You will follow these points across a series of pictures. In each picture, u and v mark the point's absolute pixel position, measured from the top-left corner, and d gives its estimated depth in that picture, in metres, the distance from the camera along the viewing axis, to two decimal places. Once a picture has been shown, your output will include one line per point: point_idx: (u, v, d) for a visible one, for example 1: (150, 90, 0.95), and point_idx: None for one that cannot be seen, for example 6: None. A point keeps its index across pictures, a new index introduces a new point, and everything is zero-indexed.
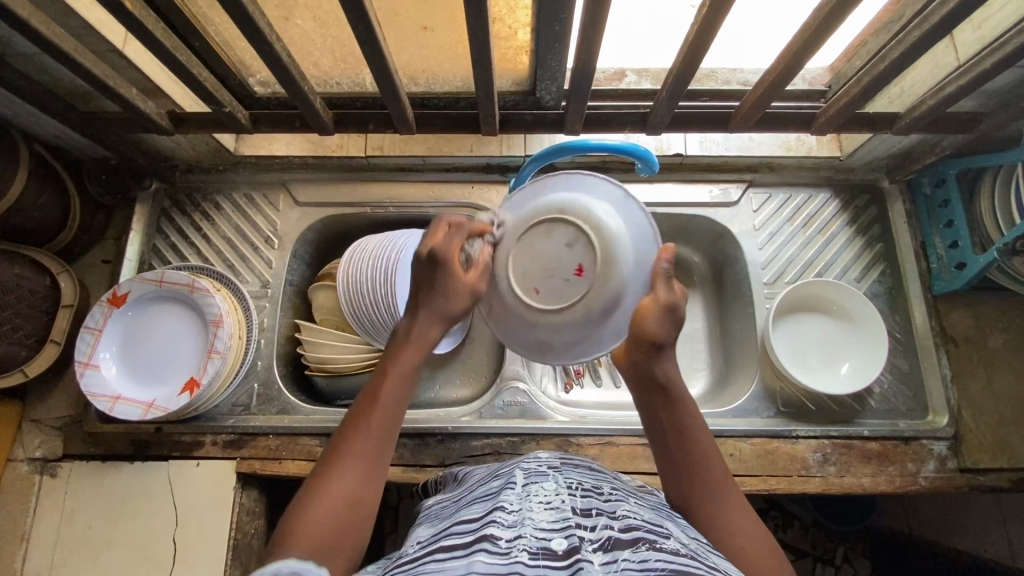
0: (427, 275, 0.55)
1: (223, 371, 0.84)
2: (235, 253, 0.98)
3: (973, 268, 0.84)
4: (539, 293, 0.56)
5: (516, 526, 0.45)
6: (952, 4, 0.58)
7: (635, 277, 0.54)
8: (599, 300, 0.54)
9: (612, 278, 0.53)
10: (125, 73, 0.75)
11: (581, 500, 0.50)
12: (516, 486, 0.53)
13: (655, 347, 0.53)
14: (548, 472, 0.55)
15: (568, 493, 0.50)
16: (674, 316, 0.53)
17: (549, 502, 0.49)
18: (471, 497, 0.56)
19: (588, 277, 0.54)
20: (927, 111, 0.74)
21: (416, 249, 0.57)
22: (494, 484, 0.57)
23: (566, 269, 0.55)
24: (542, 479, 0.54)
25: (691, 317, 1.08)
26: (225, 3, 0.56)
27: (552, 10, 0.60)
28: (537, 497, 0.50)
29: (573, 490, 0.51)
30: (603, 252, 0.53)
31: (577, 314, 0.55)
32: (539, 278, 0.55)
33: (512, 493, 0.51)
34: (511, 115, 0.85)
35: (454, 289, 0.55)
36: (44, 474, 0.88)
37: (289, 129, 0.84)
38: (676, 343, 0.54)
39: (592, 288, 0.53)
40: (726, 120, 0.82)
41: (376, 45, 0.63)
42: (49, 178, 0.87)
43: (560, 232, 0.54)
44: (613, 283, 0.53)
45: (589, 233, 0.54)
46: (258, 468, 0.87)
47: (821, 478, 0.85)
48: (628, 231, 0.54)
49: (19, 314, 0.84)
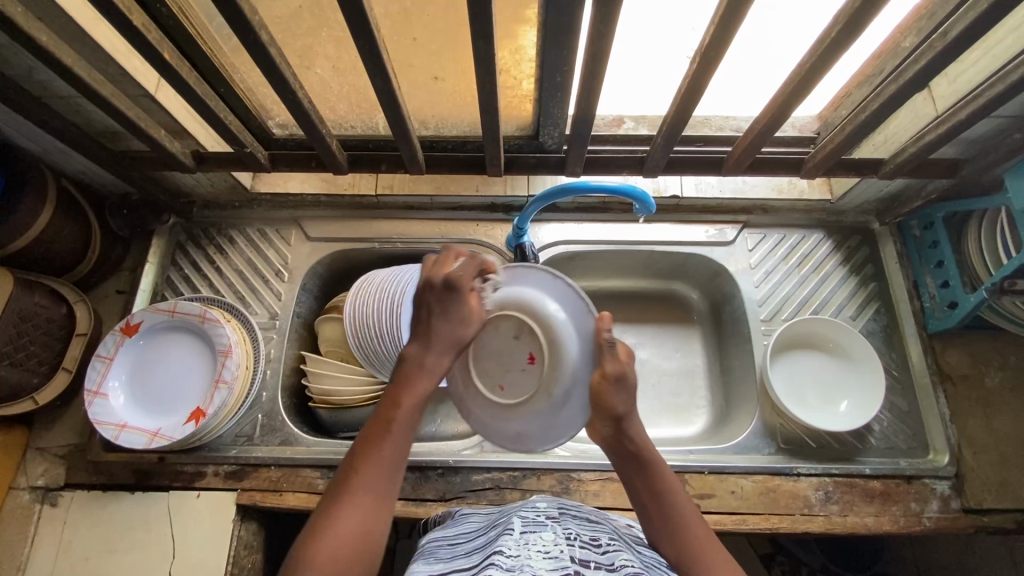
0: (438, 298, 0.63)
1: (229, 402, 0.85)
2: (245, 285, 1.01)
3: (964, 307, 0.87)
4: (503, 386, 0.72)
5: (515, 570, 0.46)
6: (924, 61, 0.62)
7: (581, 353, 0.68)
8: (552, 386, 0.68)
9: (557, 357, 0.68)
10: (154, 116, 0.80)
11: (580, 550, 0.51)
12: (514, 533, 0.54)
13: (615, 418, 0.62)
14: (546, 524, 0.57)
15: (567, 543, 0.52)
16: (622, 388, 0.62)
17: (547, 551, 0.50)
18: (469, 544, 0.58)
19: (538, 361, 0.70)
20: (909, 157, 0.78)
21: (428, 276, 0.64)
22: (493, 532, 0.59)
23: (520, 359, 0.71)
24: (540, 530, 0.55)
25: (691, 354, 1.09)
26: (256, 56, 0.61)
27: (554, 63, 0.65)
28: (535, 545, 0.51)
29: (572, 541, 0.53)
30: (545, 336, 0.69)
31: (540, 401, 0.70)
32: (501, 374, 0.72)
33: (511, 540, 0.52)
34: (515, 158, 0.90)
35: (465, 319, 0.64)
36: (45, 503, 0.88)
37: (305, 168, 0.89)
38: (631, 413, 0.63)
39: (543, 370, 0.69)
40: (719, 163, 0.86)
41: (391, 92, 0.68)
42: (74, 211, 0.91)
43: (508, 326, 0.71)
44: (560, 359, 0.68)
45: (530, 324, 0.70)
46: (258, 499, 0.87)
47: (824, 518, 0.85)
48: (562, 308, 0.70)
49: (35, 341, 0.85)
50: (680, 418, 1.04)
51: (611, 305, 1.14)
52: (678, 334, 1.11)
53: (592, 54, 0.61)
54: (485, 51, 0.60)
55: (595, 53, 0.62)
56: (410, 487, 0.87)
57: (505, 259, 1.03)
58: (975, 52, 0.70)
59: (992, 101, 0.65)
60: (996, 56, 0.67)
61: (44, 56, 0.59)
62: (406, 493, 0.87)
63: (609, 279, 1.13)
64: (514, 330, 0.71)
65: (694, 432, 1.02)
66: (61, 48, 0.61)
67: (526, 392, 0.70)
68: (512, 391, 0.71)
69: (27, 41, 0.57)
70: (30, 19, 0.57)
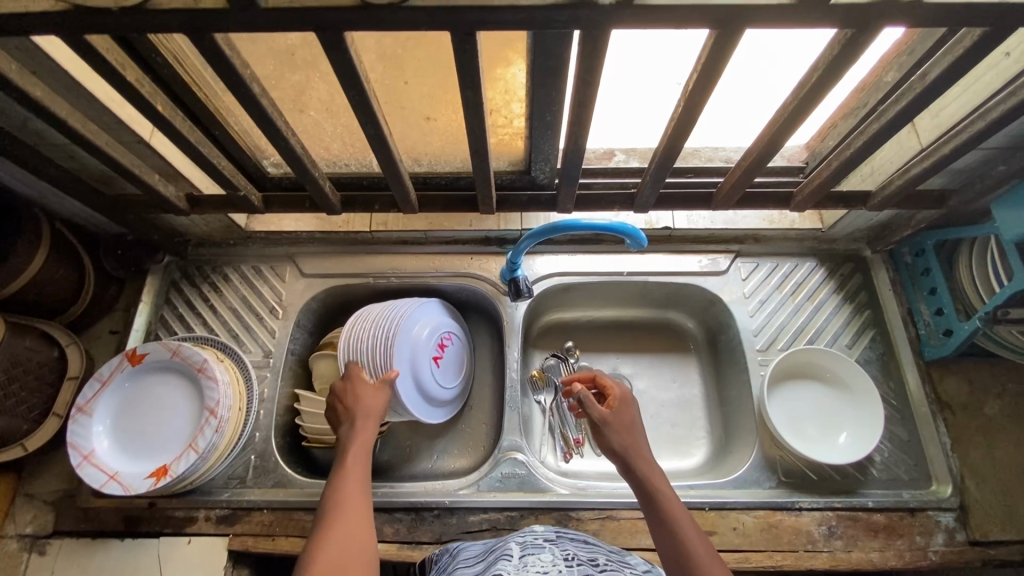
0: (348, 394, 0.79)
1: (198, 468, 0.82)
2: (240, 323, 1.00)
3: (959, 335, 0.87)
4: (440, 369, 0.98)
5: None
6: (903, 102, 0.63)
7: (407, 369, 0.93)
8: (424, 378, 0.95)
9: (425, 367, 0.95)
10: (149, 161, 0.81)
11: (578, 569, 0.56)
12: (513, 558, 0.60)
13: (626, 424, 0.72)
14: (544, 545, 0.64)
15: (563, 563, 0.58)
16: (624, 406, 0.75)
17: (545, 570, 0.55)
18: (473, 569, 0.63)
19: (429, 364, 0.96)
20: (896, 189, 0.79)
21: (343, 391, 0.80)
22: (494, 555, 0.64)
23: (432, 358, 0.97)
24: (539, 552, 0.61)
25: (688, 384, 1.08)
26: (249, 107, 0.62)
27: (544, 104, 0.66)
28: (534, 566, 0.57)
29: (569, 562, 0.58)
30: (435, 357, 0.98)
31: (426, 380, 0.95)
32: (437, 362, 0.98)
33: (511, 564, 0.58)
34: (508, 194, 0.91)
35: (377, 402, 0.78)
36: (32, 552, 0.86)
37: (299, 210, 0.89)
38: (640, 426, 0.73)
39: (427, 367, 0.96)
40: (709, 198, 0.87)
41: (382, 138, 0.68)
42: (68, 254, 0.91)
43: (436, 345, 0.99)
44: (424, 370, 0.95)
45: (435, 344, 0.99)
46: (250, 545, 0.85)
47: (828, 554, 0.83)
48: (413, 339, 0.95)
49: (25, 387, 0.84)
50: (678, 451, 1.02)
51: (607, 334, 1.14)
52: (675, 364, 1.11)
53: (579, 101, 0.62)
54: (474, 100, 0.60)
55: (582, 99, 0.62)
56: (405, 529, 0.86)
57: (499, 292, 1.03)
58: (957, 87, 0.70)
59: (975, 137, 0.66)
60: (977, 91, 0.67)
61: (40, 111, 0.60)
62: (402, 535, 0.85)
63: (604, 308, 1.13)
64: (434, 345, 0.98)
65: (694, 464, 1.01)
66: (57, 101, 0.61)
67: (431, 375, 0.96)
68: (437, 374, 0.98)
69: (21, 97, 0.58)
70: (25, 75, 0.57)
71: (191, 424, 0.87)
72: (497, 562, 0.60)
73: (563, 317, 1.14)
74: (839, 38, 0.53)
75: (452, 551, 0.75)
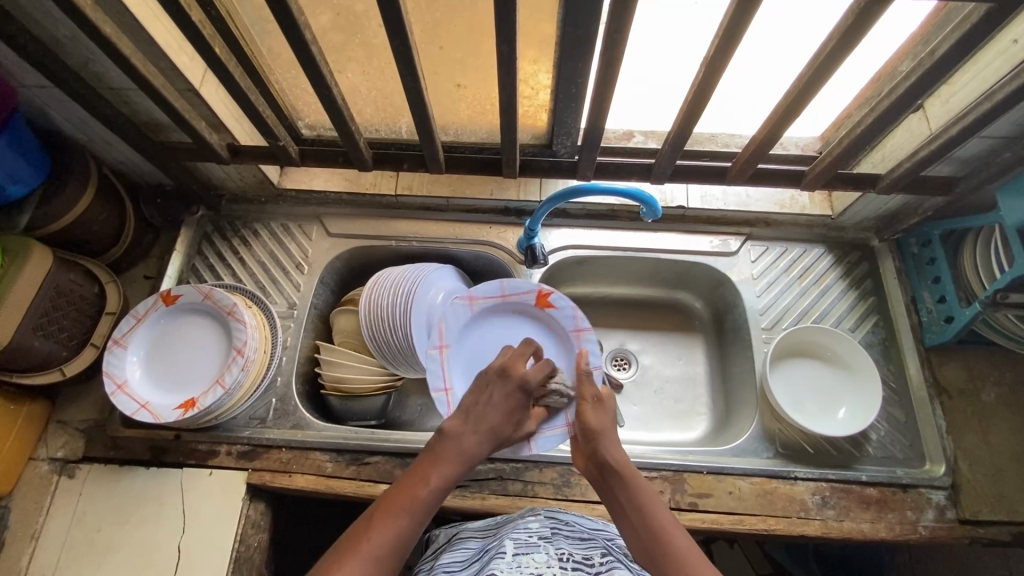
0: (496, 388, 0.74)
1: (223, 404, 0.87)
2: (267, 276, 1.05)
3: (960, 320, 0.90)
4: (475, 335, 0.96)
5: None
6: (914, 78, 0.66)
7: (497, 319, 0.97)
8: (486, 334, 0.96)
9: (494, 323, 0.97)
10: (197, 109, 0.86)
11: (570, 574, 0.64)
12: (509, 554, 0.68)
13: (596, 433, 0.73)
14: (539, 540, 0.71)
15: (558, 566, 0.66)
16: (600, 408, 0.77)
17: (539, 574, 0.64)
18: (472, 559, 0.71)
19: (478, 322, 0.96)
20: (904, 172, 0.82)
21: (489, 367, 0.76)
22: (492, 546, 0.72)
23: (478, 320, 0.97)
24: (532, 550, 0.68)
25: (692, 361, 1.12)
26: (299, 54, 0.66)
27: (570, 75, 0.70)
28: (527, 569, 0.65)
29: (563, 564, 0.66)
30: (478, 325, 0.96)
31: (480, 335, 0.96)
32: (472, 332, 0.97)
33: (505, 563, 0.66)
34: (530, 161, 0.94)
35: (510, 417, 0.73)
36: (62, 474, 0.91)
37: (332, 165, 0.94)
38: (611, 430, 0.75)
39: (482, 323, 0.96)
40: (722, 173, 0.90)
41: (419, 91, 0.72)
42: (111, 197, 0.97)
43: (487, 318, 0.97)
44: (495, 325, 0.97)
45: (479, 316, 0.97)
46: (268, 479, 0.89)
47: (820, 521, 0.86)
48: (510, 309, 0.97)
49: (68, 316, 0.90)
50: (680, 424, 1.06)
51: (617, 311, 1.17)
52: (682, 342, 1.14)
53: (604, 63, 0.66)
54: (508, 55, 0.65)
55: (609, 60, 0.66)
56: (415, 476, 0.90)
57: (516, 260, 1.07)
58: (964, 75, 0.74)
59: (980, 119, 0.69)
60: (986, 76, 0.71)
61: (108, 47, 0.65)
62: None
63: (616, 285, 1.16)
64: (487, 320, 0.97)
65: (694, 437, 1.05)
66: (123, 41, 0.67)
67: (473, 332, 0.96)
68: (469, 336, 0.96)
69: (93, 32, 0.63)
70: (97, 12, 0.63)
71: (220, 365, 0.91)
72: (494, 557, 0.67)
73: (574, 291, 1.17)
74: (853, 8, 0.57)
75: (460, 530, 0.81)
